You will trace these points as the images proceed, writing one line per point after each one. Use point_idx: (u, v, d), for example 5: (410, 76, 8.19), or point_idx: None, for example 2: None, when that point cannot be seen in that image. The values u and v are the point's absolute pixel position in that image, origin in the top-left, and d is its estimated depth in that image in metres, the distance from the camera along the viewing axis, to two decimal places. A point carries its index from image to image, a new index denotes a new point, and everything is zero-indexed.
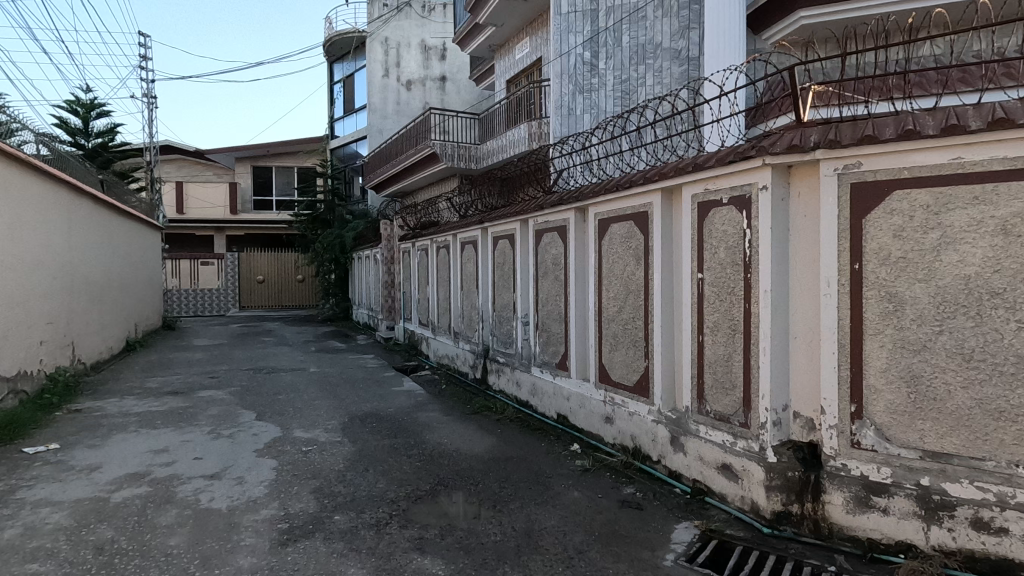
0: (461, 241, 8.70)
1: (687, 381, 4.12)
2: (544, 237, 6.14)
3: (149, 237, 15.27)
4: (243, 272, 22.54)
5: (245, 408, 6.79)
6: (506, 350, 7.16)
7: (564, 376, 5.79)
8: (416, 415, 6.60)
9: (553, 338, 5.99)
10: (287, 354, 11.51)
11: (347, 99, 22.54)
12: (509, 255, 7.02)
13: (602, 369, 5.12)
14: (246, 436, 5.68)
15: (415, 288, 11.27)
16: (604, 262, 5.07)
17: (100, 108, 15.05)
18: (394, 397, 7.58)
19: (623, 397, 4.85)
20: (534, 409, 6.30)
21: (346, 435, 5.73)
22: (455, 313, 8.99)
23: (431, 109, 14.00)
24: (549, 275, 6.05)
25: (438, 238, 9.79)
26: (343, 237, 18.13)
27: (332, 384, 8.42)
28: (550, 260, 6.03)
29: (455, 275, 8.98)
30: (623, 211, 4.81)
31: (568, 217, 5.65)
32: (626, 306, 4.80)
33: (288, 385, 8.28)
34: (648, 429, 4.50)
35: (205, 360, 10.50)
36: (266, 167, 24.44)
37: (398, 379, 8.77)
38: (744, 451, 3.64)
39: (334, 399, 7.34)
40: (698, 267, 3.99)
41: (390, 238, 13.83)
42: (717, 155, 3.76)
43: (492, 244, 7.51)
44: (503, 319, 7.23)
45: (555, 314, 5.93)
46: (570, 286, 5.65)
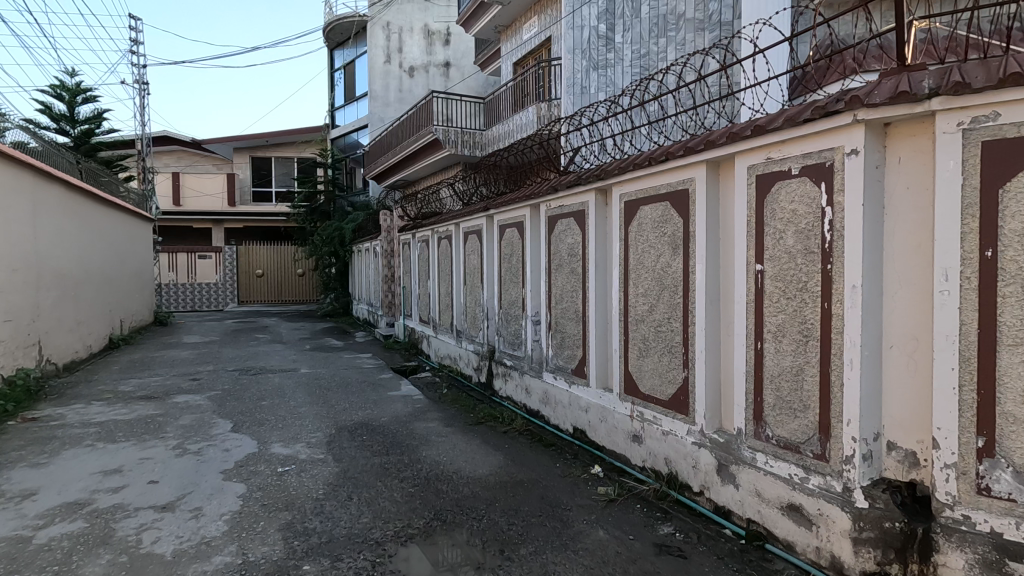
0: (464, 231, 7.93)
1: (740, 397, 3.34)
2: (558, 224, 5.36)
3: (139, 228, 14.57)
4: (241, 266, 21.87)
5: (221, 417, 6.06)
6: (514, 352, 6.41)
7: (581, 384, 5.04)
8: (413, 426, 5.86)
9: (569, 340, 5.22)
10: (279, 353, 10.79)
11: (348, 87, 21.76)
12: (517, 245, 6.26)
13: (629, 378, 4.35)
14: (216, 452, 4.94)
15: (415, 283, 10.52)
16: (631, 251, 4.28)
17: (87, 93, 14.34)
18: (389, 403, 6.84)
19: (655, 413, 4.08)
20: (546, 421, 5.55)
21: (331, 452, 4.98)
22: (458, 310, 8.24)
23: (432, 93, 13.19)
24: (563, 267, 5.28)
25: (439, 229, 9.03)
26: (342, 229, 17.40)
27: (323, 387, 7.67)
28: (565, 251, 5.24)
29: (458, 269, 8.23)
30: (656, 190, 4.02)
31: (587, 200, 4.86)
32: (659, 304, 4.02)
33: (274, 389, 7.54)
34: (688, 453, 3.74)
35: (190, 360, 9.78)
36: (265, 157, 23.72)
37: (395, 382, 8.03)
38: (820, 491, 2.86)
39: (322, 406, 6.60)
40: (756, 257, 3.21)
41: (390, 229, 13.07)
42: (786, 113, 2.96)
43: (498, 234, 6.73)
44: (510, 318, 6.47)
45: (571, 313, 5.16)
46: (589, 280, 4.86)
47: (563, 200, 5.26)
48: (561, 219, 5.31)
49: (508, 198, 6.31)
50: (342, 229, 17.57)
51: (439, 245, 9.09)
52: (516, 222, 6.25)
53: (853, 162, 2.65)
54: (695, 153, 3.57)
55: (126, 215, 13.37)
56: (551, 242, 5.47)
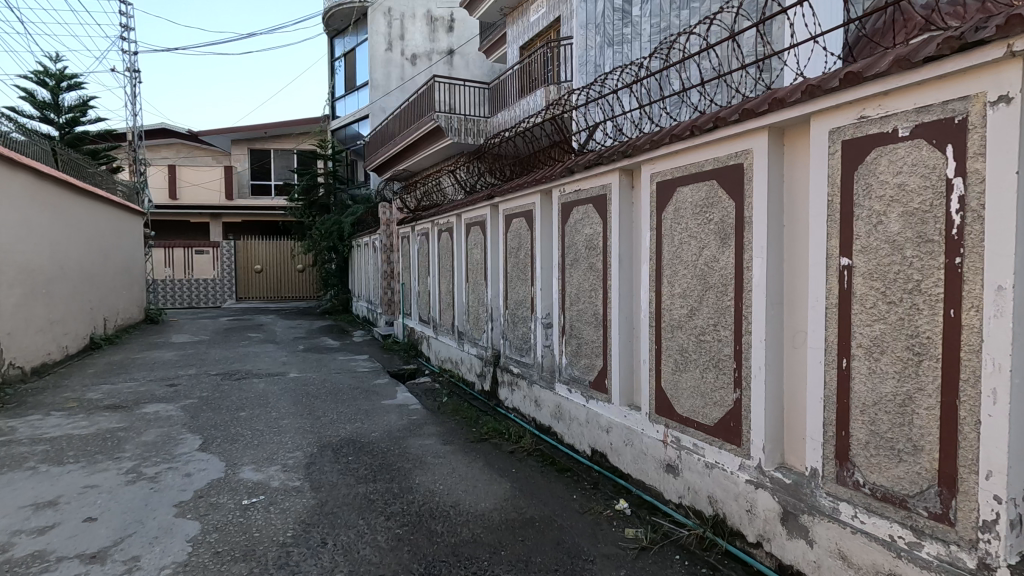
0: (467, 223, 7.19)
1: (815, 429, 2.60)
2: (573, 211, 4.62)
3: (128, 222, 13.91)
4: (239, 261, 21.24)
5: (191, 432, 5.37)
6: (521, 359, 5.68)
7: (600, 400, 4.31)
8: (407, 443, 5.16)
9: (587, 347, 4.48)
10: (270, 354, 10.10)
11: (348, 77, 21.02)
12: (525, 238, 5.52)
13: (661, 396, 3.62)
14: (174, 478, 4.23)
15: (414, 280, 9.81)
16: (665, 243, 3.54)
17: (73, 80, 13.68)
18: (382, 414, 6.14)
19: (695, 440, 3.35)
20: (560, 439, 4.83)
21: (308, 480, 4.27)
22: (459, 310, 7.53)
23: (433, 77, 12.45)
24: (579, 263, 4.54)
25: (439, 221, 8.30)
26: (341, 223, 16.71)
27: (311, 395, 6.97)
28: (582, 243, 4.50)
29: (459, 265, 7.51)
30: (698, 166, 3.27)
31: (610, 183, 4.11)
32: (702, 308, 3.27)
33: (256, 397, 6.85)
34: (741, 493, 3.00)
35: (173, 362, 9.10)
36: (264, 150, 23.04)
37: (391, 388, 7.32)
38: (939, 563, 2.12)
39: (307, 418, 5.90)
40: (841, 248, 2.46)
41: (389, 223, 12.35)
42: (892, 54, 2.20)
43: (504, 225, 6.00)
44: (517, 320, 5.74)
45: (589, 316, 4.42)
46: (611, 277, 4.13)
47: (579, 184, 4.52)
48: (576, 205, 4.57)
49: (515, 183, 5.57)
50: (341, 223, 16.86)
51: (439, 239, 8.37)
52: (525, 211, 5.51)
53: (1001, 114, 1.89)
54: (755, 117, 2.81)
55: (112, 208, 12.72)
56: (565, 232, 4.74)
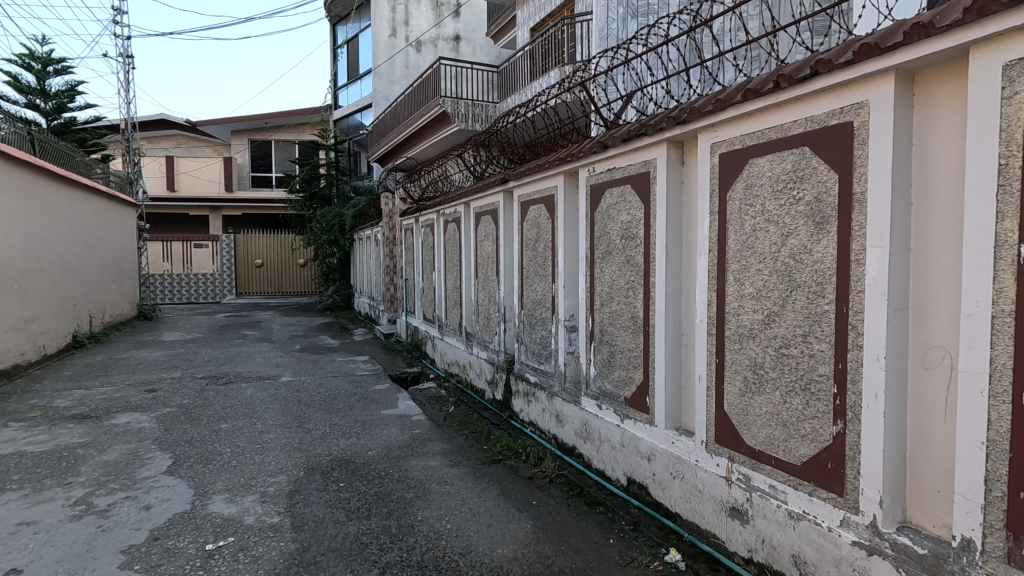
0: (476, 211, 6.47)
1: (968, 485, 1.88)
2: (605, 195, 3.89)
3: (119, 214, 13.27)
4: (239, 255, 20.61)
5: (161, 449, 4.67)
6: (539, 366, 4.98)
7: (640, 421, 3.60)
8: (408, 464, 4.46)
9: (622, 358, 3.77)
10: (264, 354, 9.42)
11: (351, 65, 20.25)
12: (545, 227, 4.80)
13: (725, 421, 2.90)
14: (129, 513, 3.53)
15: (417, 275, 9.12)
16: (732, 232, 2.82)
17: (60, 65, 13.00)
18: (381, 427, 5.46)
19: (772, 482, 2.64)
20: (587, 463, 4.13)
21: (290, 515, 3.56)
22: (467, 309, 6.82)
23: (439, 60, 11.66)
24: (613, 256, 3.82)
25: (446, 210, 7.59)
26: (343, 216, 16.02)
27: (303, 403, 6.27)
28: (617, 233, 3.78)
29: (467, 258, 6.79)
30: (782, 130, 2.52)
31: (656, 159, 3.38)
32: (785, 314, 2.54)
33: (242, 405, 6.17)
34: (844, 558, 2.29)
35: (158, 363, 8.43)
36: (264, 141, 22.34)
37: (391, 395, 6.62)
38: None
39: (296, 432, 5.22)
40: (1020, 233, 1.73)
41: (392, 214, 11.64)
42: None
43: (519, 213, 5.28)
44: (534, 323, 5.03)
45: (626, 320, 3.70)
46: (655, 273, 3.41)
47: (613, 161, 3.79)
48: (609, 187, 3.85)
49: (532, 164, 4.85)
50: (342, 215, 16.16)
51: (445, 230, 7.67)
52: (545, 197, 4.79)
53: None
54: (877, 55, 2.06)
55: (101, 199, 12.05)
56: (594, 221, 4.03)
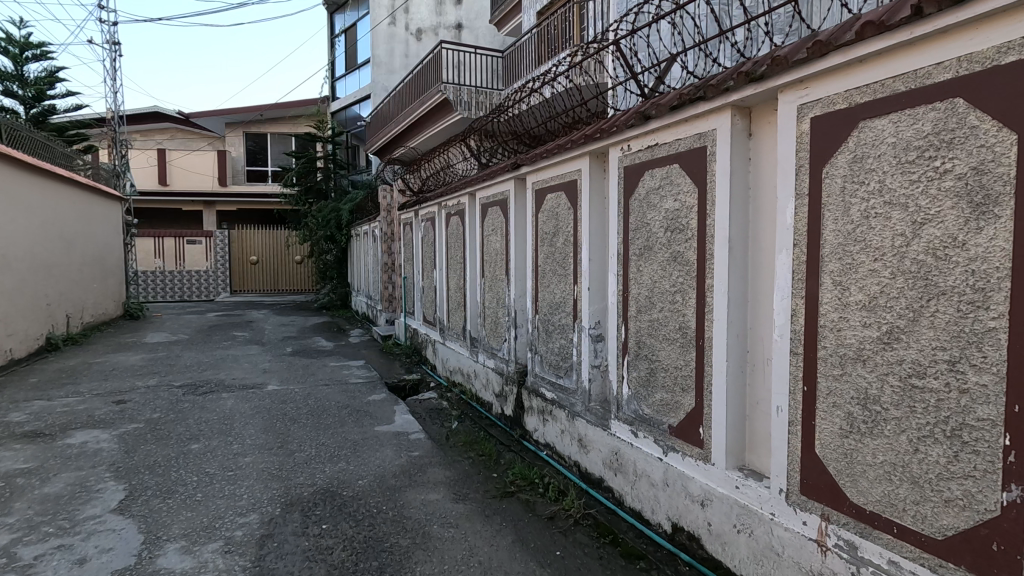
0: (481, 203, 5.79)
1: None
2: (643, 178, 3.21)
3: (103, 208, 12.57)
4: (233, 252, 19.92)
5: (115, 478, 3.99)
6: (557, 381, 4.30)
7: (690, 456, 2.93)
8: (404, 498, 3.78)
9: (666, 379, 3.07)
10: (251, 358, 8.74)
11: (349, 55, 19.49)
12: (565, 219, 4.11)
13: (817, 468, 2.22)
14: (58, 569, 2.85)
15: (417, 274, 8.44)
16: (832, 221, 2.13)
17: (40, 50, 12.31)
18: (374, 447, 4.78)
19: (895, 558, 1.95)
20: (619, 500, 3.47)
21: (257, 571, 2.88)
22: (471, 313, 6.14)
23: (441, 44, 10.90)
24: (654, 253, 3.13)
25: (448, 202, 6.92)
26: (339, 211, 15.34)
27: (288, 417, 5.58)
28: (659, 225, 3.09)
29: (472, 256, 6.10)
30: (916, 78, 1.83)
31: (715, 130, 2.69)
32: (918, 331, 1.85)
33: (220, 419, 5.48)
34: None
35: (134, 369, 7.74)
36: (259, 134, 21.60)
37: (387, 409, 5.93)
38: None
39: (277, 455, 4.54)
40: None
41: (390, 208, 10.96)
42: None
43: (532, 203, 4.61)
44: (551, 331, 4.34)
45: (671, 331, 3.01)
46: (713, 275, 2.73)
47: (654, 136, 3.10)
48: (648, 168, 3.17)
49: (550, 146, 4.17)
50: (339, 210, 15.47)
51: (447, 224, 6.99)
52: (565, 185, 4.11)
53: None
54: None
55: (82, 192, 11.34)
56: (629, 209, 3.35)
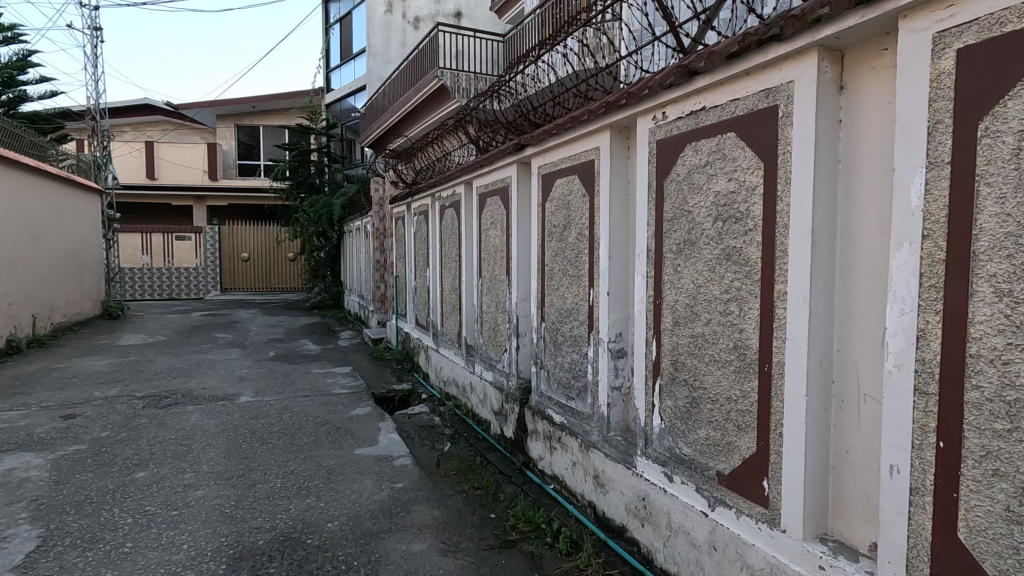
0: (479, 192, 5.10)
1: None
2: (683, 153, 2.51)
3: (79, 201, 11.85)
4: (224, 248, 19.21)
5: (32, 521, 3.28)
6: (567, 404, 3.61)
7: (747, 515, 2.24)
8: (381, 549, 3.08)
9: (715, 412, 2.38)
10: (229, 363, 8.02)
11: (344, 44, 18.77)
12: (579, 209, 3.42)
13: (961, 563, 1.53)
14: None
15: (409, 272, 7.74)
16: (998, 202, 1.44)
17: (10, 32, 11.55)
18: (352, 476, 4.09)
19: None
20: (647, 559, 2.78)
21: None
22: (467, 318, 5.44)
23: (437, 26, 10.17)
24: (700, 251, 2.44)
25: (442, 193, 6.22)
26: (331, 206, 14.62)
27: (256, 436, 4.88)
28: (705, 213, 2.40)
29: (468, 253, 5.40)
30: None
31: (791, 83, 2.00)
32: None
33: (178, 438, 4.78)
34: None
35: (97, 376, 7.01)
36: (251, 126, 20.85)
37: (371, 426, 5.24)
38: None
39: (235, 487, 3.83)
40: None
41: (382, 202, 10.26)
42: None
43: (538, 191, 3.91)
44: (560, 343, 3.65)
45: (723, 351, 2.32)
46: (785, 281, 2.04)
47: (699, 98, 2.40)
48: (690, 140, 2.47)
49: (559, 121, 3.47)
50: (331, 205, 14.74)
51: (440, 217, 6.30)
52: (579, 167, 3.41)
53: None
54: None
55: (54, 183, 10.60)
56: (664, 195, 2.65)
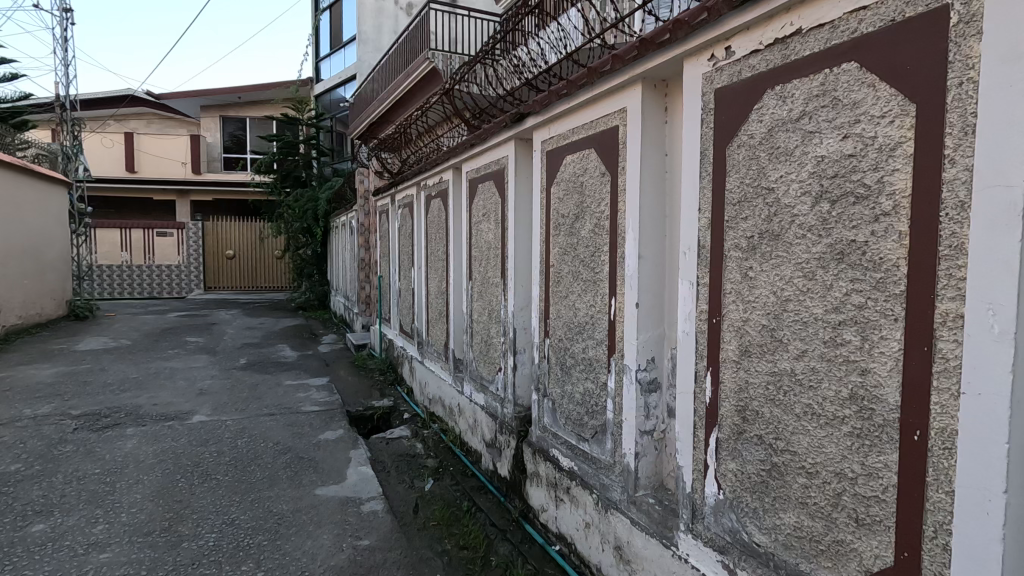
0: (468, 177, 4.29)
1: None
2: (761, 103, 1.71)
3: (42, 194, 10.97)
4: (208, 245, 18.32)
5: None
6: (577, 445, 2.81)
7: None
8: None
9: (814, 492, 1.58)
10: (192, 372, 7.18)
11: (334, 32, 17.89)
12: (595, 193, 2.61)
13: None
14: None
15: (393, 272, 6.92)
16: None
17: None
18: (307, 528, 3.27)
19: None
20: None
21: None
22: (455, 328, 4.62)
23: (428, 4, 9.33)
24: (789, 248, 1.64)
25: (428, 181, 5.41)
26: (317, 201, 13.77)
27: (200, 470, 4.05)
28: (796, 193, 1.61)
29: (457, 250, 4.59)
30: None
31: None
32: None
33: (102, 474, 3.94)
34: None
35: (36, 389, 6.16)
36: (237, 118, 19.97)
37: (341, 455, 4.42)
38: None
39: (153, 548, 3.00)
40: None
41: (367, 195, 9.43)
42: None
43: (541, 172, 3.11)
44: (569, 368, 2.85)
45: (829, 403, 1.53)
46: (959, 297, 1.24)
47: (791, 18, 1.61)
48: (774, 84, 1.67)
49: (570, 78, 2.67)
50: (317, 199, 13.90)
51: (426, 209, 5.48)
52: (595, 138, 2.60)
53: None
54: None
55: (10, 173, 9.70)
56: (727, 168, 1.85)
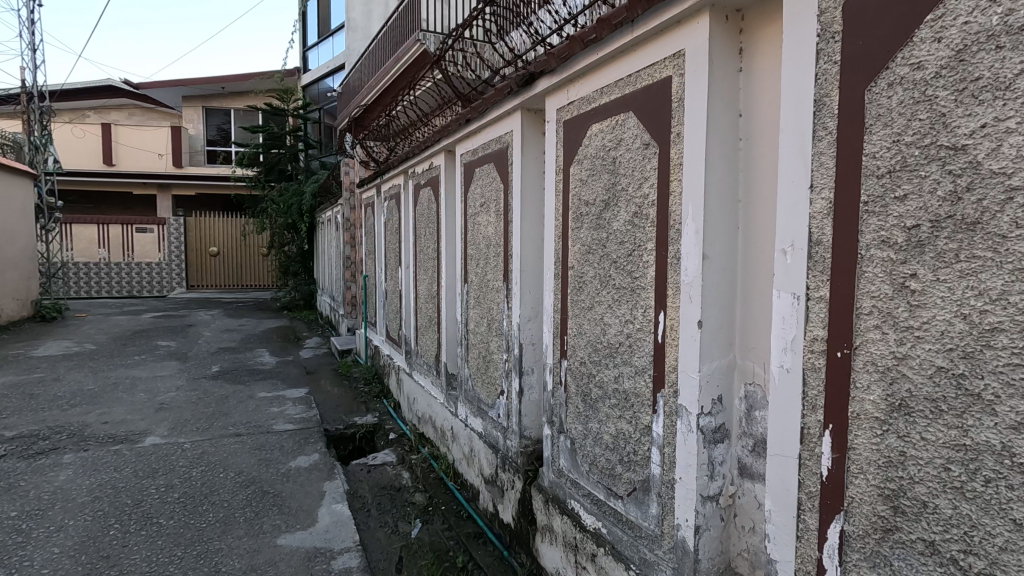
0: (463, 161, 3.62)
1: None
2: (941, 10, 1.06)
3: (4, 186, 10.20)
4: (190, 241, 17.51)
5: None
6: (606, 501, 2.17)
7: None
8: None
9: None
10: (156, 383, 6.47)
11: (322, 19, 17.10)
12: (634, 172, 1.96)
13: None
14: None
15: (379, 272, 6.25)
16: None
17: None
18: None
19: None
20: None
21: None
22: (447, 338, 3.96)
23: None
24: (998, 245, 0.99)
25: (416, 168, 4.73)
26: (302, 196, 13.03)
27: (139, 512, 3.37)
28: (1020, 151, 0.96)
29: (450, 247, 3.92)
30: None
31: None
32: None
33: (18, 518, 3.25)
34: None
35: None
36: (221, 109, 19.16)
37: (312, 488, 3.76)
38: None
39: None
40: None
41: (353, 188, 8.73)
42: None
43: (555, 149, 2.46)
44: (596, 400, 2.20)
45: None
46: None
47: None
48: None
49: (600, 18, 2.00)
50: (303, 194, 13.16)
51: (414, 199, 4.80)
52: (635, 97, 1.94)
53: None
54: None
55: None
56: (866, 122, 1.20)
